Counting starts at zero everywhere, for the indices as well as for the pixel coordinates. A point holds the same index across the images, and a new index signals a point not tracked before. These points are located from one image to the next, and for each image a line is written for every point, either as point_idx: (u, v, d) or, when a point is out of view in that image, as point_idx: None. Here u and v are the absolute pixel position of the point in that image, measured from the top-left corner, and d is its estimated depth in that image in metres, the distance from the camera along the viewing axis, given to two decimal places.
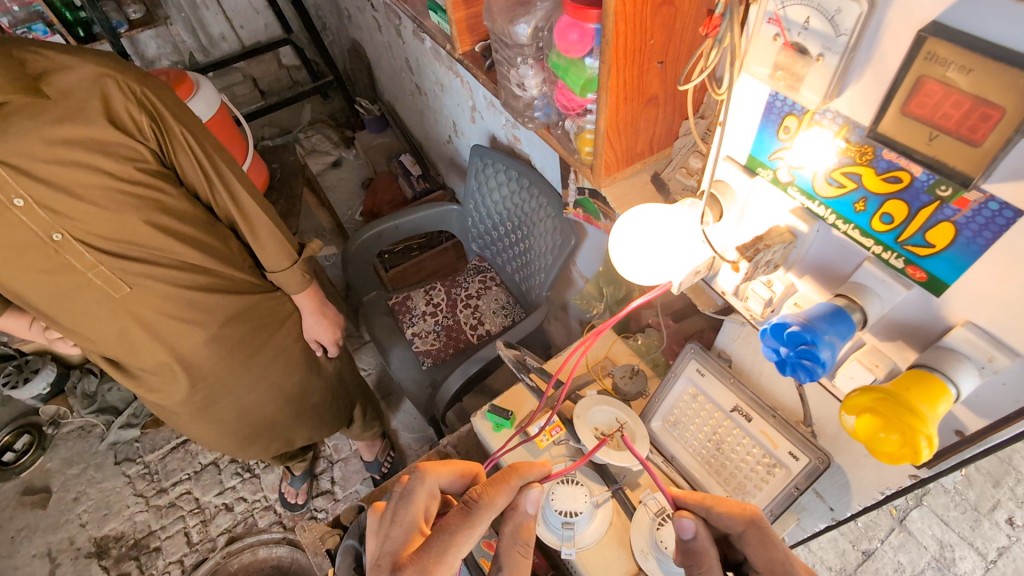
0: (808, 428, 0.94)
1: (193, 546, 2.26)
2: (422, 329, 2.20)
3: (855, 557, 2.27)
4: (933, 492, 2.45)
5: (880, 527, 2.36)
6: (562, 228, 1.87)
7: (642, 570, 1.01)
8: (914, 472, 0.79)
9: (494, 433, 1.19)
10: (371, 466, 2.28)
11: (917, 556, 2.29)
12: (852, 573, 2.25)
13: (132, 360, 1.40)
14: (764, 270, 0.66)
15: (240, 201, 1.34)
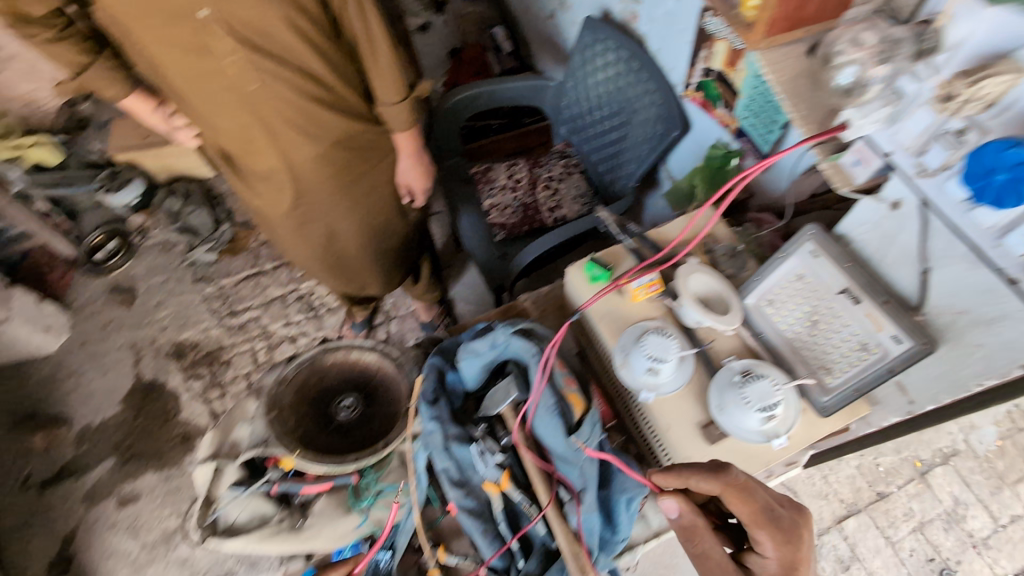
0: (918, 315, 0.96)
1: (259, 364, 2.47)
2: (500, 202, 2.23)
3: (868, 495, 2.44)
4: (962, 454, 2.51)
5: (900, 475, 2.47)
6: (666, 117, 1.82)
7: (712, 422, 1.08)
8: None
9: (588, 283, 1.23)
10: (429, 325, 2.41)
11: (930, 506, 2.42)
12: (861, 508, 2.42)
13: (250, 160, 1.49)
14: (975, 106, 0.70)
15: (368, 19, 1.30)
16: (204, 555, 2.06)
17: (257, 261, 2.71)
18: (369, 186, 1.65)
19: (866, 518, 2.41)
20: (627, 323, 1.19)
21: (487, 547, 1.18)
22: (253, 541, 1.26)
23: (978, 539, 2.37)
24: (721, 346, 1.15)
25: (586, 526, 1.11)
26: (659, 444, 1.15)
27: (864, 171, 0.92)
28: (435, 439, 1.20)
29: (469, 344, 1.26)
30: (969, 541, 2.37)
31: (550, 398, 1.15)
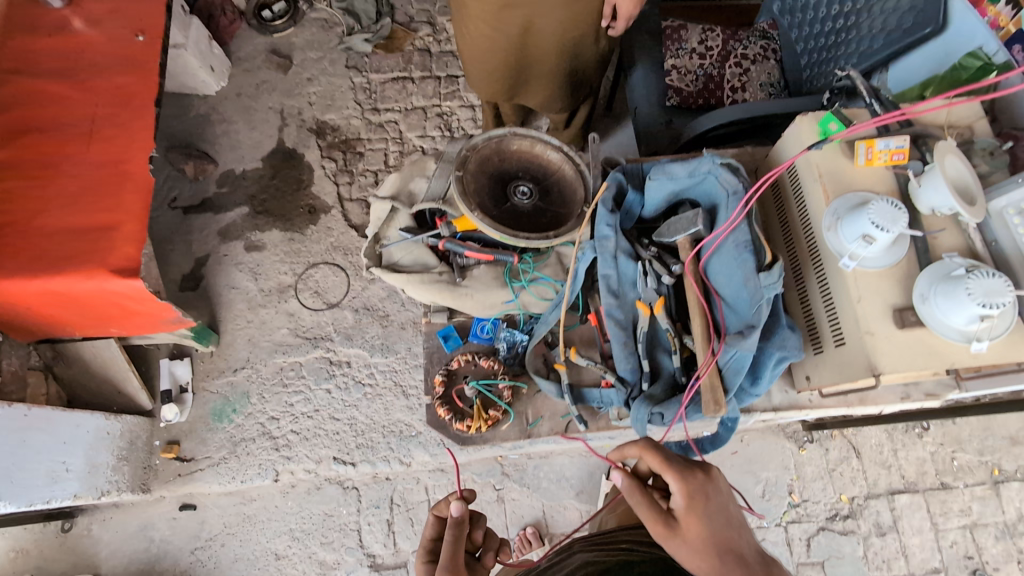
0: None
1: (389, 165, 2.51)
2: (683, 66, 2.03)
3: (931, 481, 2.38)
4: None
5: (973, 475, 2.38)
6: (923, 10, 1.62)
7: (910, 309, 1.04)
8: None
9: (818, 137, 1.16)
10: None
11: (991, 512, 2.35)
12: (919, 489, 2.37)
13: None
14: None
15: None
16: (310, 313, 2.24)
17: (408, 67, 2.67)
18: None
19: (921, 499, 2.36)
20: (850, 188, 1.12)
21: (623, 359, 1.21)
22: (413, 280, 1.25)
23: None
24: (944, 241, 1.08)
25: (734, 366, 1.11)
26: (834, 317, 1.13)
27: None
28: (608, 246, 1.20)
29: (666, 166, 1.23)
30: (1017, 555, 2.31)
31: (745, 235, 1.10)
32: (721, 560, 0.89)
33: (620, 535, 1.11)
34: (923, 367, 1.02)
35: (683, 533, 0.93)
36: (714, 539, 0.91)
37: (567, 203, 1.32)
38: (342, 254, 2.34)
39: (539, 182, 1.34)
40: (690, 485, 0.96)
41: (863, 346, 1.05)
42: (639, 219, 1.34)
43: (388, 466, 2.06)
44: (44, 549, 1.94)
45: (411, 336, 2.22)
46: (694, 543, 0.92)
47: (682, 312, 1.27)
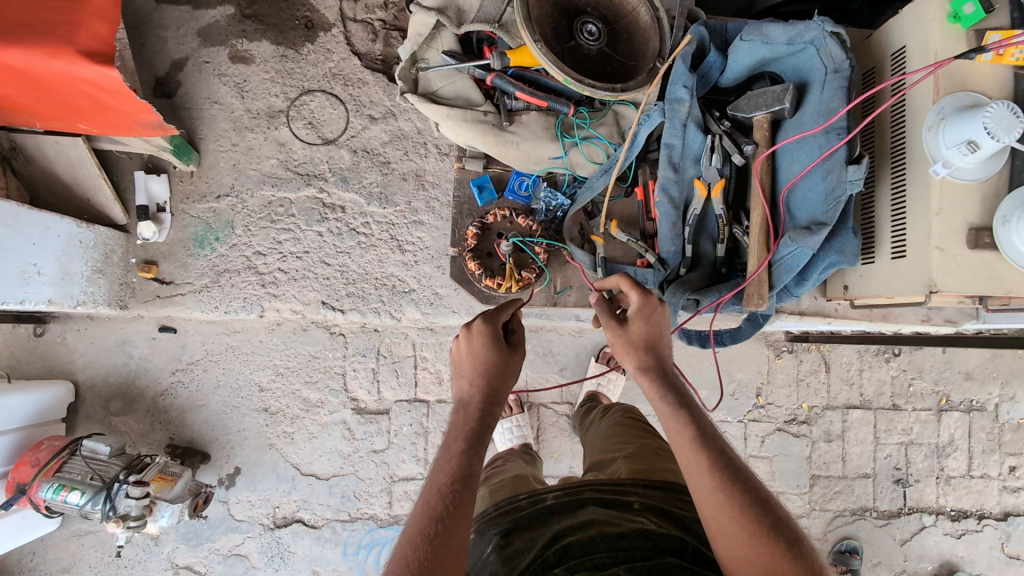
0: None
1: None
2: None
3: (884, 401, 2.36)
4: (1014, 430, 2.40)
5: (921, 401, 2.36)
6: None
7: (986, 231, 1.01)
8: None
9: (944, 22, 1.01)
10: None
11: (928, 434, 2.37)
12: (872, 406, 2.35)
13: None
14: None
15: None
16: (303, 147, 1.91)
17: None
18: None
19: (871, 415, 2.35)
20: (963, 88, 1.02)
21: (668, 239, 1.14)
22: (454, 116, 1.09)
23: (944, 474, 2.37)
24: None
25: (789, 264, 1.06)
26: (901, 227, 1.09)
27: None
28: (680, 112, 1.07)
29: (764, 26, 1.05)
30: (938, 471, 2.37)
31: (840, 120, 0.99)
32: (645, 354, 1.01)
33: (630, 490, 1.03)
34: (982, 289, 1.02)
35: (627, 329, 1.03)
36: (650, 339, 1.03)
37: (637, 55, 1.10)
38: (342, 83, 1.93)
39: (608, 26, 1.10)
40: (645, 296, 1.04)
41: (925, 263, 1.03)
42: (712, 87, 1.18)
43: (378, 318, 1.94)
44: (15, 350, 1.88)
45: (413, 190, 1.95)
46: (632, 338, 1.02)
47: (738, 199, 1.19)
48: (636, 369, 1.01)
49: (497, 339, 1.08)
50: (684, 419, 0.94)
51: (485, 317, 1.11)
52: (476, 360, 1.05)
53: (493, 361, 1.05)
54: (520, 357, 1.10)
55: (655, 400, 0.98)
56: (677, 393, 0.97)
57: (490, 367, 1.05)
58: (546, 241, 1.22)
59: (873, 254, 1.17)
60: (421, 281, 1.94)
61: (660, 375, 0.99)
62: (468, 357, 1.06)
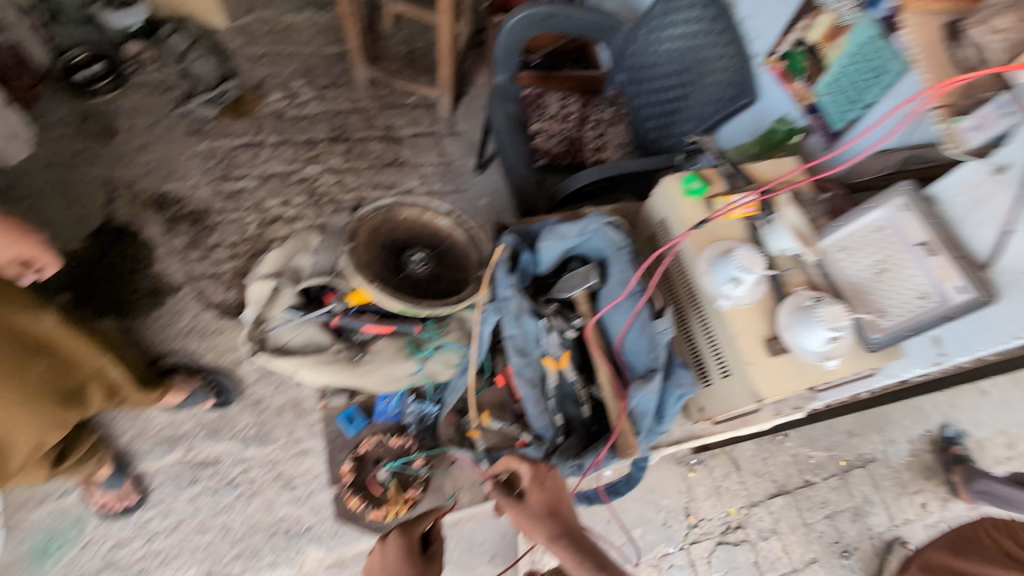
0: (982, 273, 1.14)
1: (248, 238, 2.06)
2: (547, 130, 2.16)
3: (796, 480, 2.47)
4: (920, 467, 2.53)
5: (825, 470, 2.49)
6: (738, 83, 1.86)
7: (777, 339, 1.23)
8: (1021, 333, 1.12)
9: (683, 196, 1.32)
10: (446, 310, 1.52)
11: (845, 499, 2.47)
12: (789, 490, 2.45)
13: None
14: None
15: None
16: (161, 411, 1.80)
17: (262, 131, 2.25)
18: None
19: (791, 499, 2.44)
20: (717, 236, 1.31)
21: (537, 416, 1.23)
22: (306, 364, 1.17)
23: (876, 533, 2.44)
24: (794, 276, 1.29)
25: (642, 410, 1.19)
26: (719, 350, 1.29)
27: (981, 134, 1.05)
28: (510, 307, 1.22)
29: (558, 227, 1.27)
30: (869, 533, 2.44)
31: (636, 285, 1.21)
32: (551, 521, 1.01)
33: None
34: (793, 388, 1.20)
35: (527, 503, 1.04)
36: (551, 506, 1.03)
37: (464, 265, 1.30)
38: (197, 337, 1.90)
39: (433, 251, 1.30)
40: (532, 467, 1.09)
41: (746, 375, 1.21)
42: (535, 276, 1.36)
43: (276, 572, 1.72)
44: None
45: (292, 420, 1.87)
46: (534, 510, 1.03)
47: (584, 363, 1.33)
48: (548, 540, 0.99)
49: (413, 549, 1.01)
50: None
51: (400, 528, 1.06)
52: None
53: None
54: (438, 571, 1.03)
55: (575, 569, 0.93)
56: (592, 554, 0.94)
57: None
58: (424, 455, 1.28)
59: (708, 376, 1.34)
60: (319, 514, 1.79)
61: (570, 538, 0.98)
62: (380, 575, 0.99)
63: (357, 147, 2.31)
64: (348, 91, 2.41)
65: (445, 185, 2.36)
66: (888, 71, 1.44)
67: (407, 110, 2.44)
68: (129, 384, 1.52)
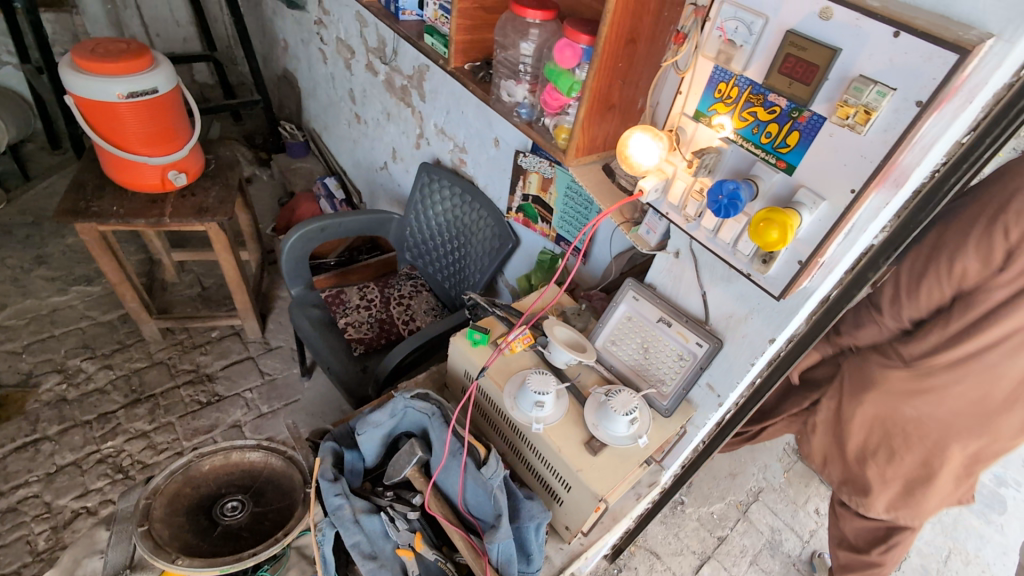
0: (707, 326, 1.40)
1: (38, 555, 1.74)
2: (355, 320, 2.26)
3: (712, 541, 2.51)
4: (793, 480, 2.78)
5: (729, 518, 2.59)
6: (500, 234, 2.16)
7: (593, 438, 1.37)
8: (751, 360, 1.35)
9: (472, 346, 1.49)
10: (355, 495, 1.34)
11: (757, 540, 2.54)
12: (710, 555, 2.46)
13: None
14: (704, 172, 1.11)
15: None
16: None
17: (38, 425, 2.01)
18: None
19: (716, 562, 2.44)
20: (513, 368, 1.47)
21: None
22: None
23: (795, 558, 2.50)
24: None
25: (505, 558, 1.20)
26: (554, 469, 1.38)
27: (654, 235, 1.38)
28: (345, 513, 1.20)
29: (369, 416, 1.32)
30: (791, 561, 2.49)
31: (454, 442, 1.28)
32: None
33: None
34: (623, 477, 1.31)
35: None
36: None
37: (285, 494, 1.37)
38: None
39: (249, 488, 1.38)
40: None
41: (581, 482, 1.31)
42: (366, 470, 1.37)
43: None
44: None
45: None
46: None
47: (442, 535, 1.32)
48: None
49: None
50: None
51: None
52: None
53: None
54: None
55: None
56: None
57: None
58: None
59: (559, 496, 1.40)
60: None
61: None
62: None
63: (162, 402, 2.17)
64: (139, 349, 2.31)
65: (273, 403, 2.26)
66: (591, 203, 1.78)
67: (211, 346, 2.40)
68: None
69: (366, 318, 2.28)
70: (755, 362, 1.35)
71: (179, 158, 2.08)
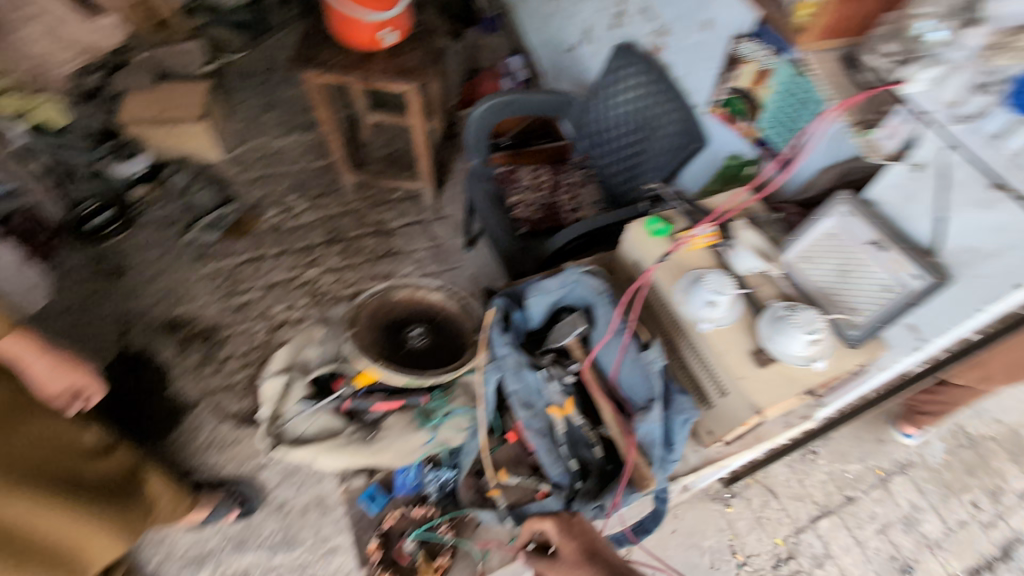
0: (932, 257, 1.19)
1: (257, 345, 2.16)
2: (525, 199, 2.40)
3: (838, 498, 2.30)
4: (964, 462, 2.38)
5: (864, 482, 2.32)
6: (687, 131, 2.04)
7: (762, 350, 1.29)
8: (979, 307, 1.17)
9: (650, 235, 1.44)
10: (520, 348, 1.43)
11: (891, 511, 2.28)
12: (833, 509, 2.28)
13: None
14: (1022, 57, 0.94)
15: None
16: (190, 529, 1.80)
17: (261, 245, 2.41)
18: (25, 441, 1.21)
19: (838, 518, 2.26)
20: (688, 267, 1.40)
21: (552, 465, 1.28)
22: (322, 451, 1.31)
23: (932, 540, 2.23)
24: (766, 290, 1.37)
25: (650, 439, 1.24)
26: (711, 372, 1.35)
27: (893, 141, 1.19)
28: (508, 362, 1.30)
29: (540, 282, 1.38)
30: (925, 542, 2.23)
31: (619, 322, 1.31)
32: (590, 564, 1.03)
33: None
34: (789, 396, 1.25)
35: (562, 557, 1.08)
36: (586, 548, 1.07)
37: (461, 334, 1.45)
38: (217, 450, 1.94)
39: (431, 323, 1.44)
40: (555, 520, 1.13)
41: (741, 390, 1.27)
42: (529, 332, 1.44)
43: None
44: None
45: (318, 518, 1.85)
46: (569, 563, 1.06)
47: (589, 406, 1.38)
48: None
49: None
50: None
51: None
52: None
53: None
54: None
55: None
56: None
57: None
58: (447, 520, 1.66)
59: (709, 399, 1.38)
60: None
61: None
62: None
63: (351, 245, 2.46)
64: (337, 196, 2.60)
65: (439, 266, 2.46)
66: (813, 100, 1.56)
67: (392, 205, 2.62)
68: (168, 498, 1.45)
69: (536, 200, 2.41)
70: (984, 310, 1.16)
71: (393, 17, 2.11)
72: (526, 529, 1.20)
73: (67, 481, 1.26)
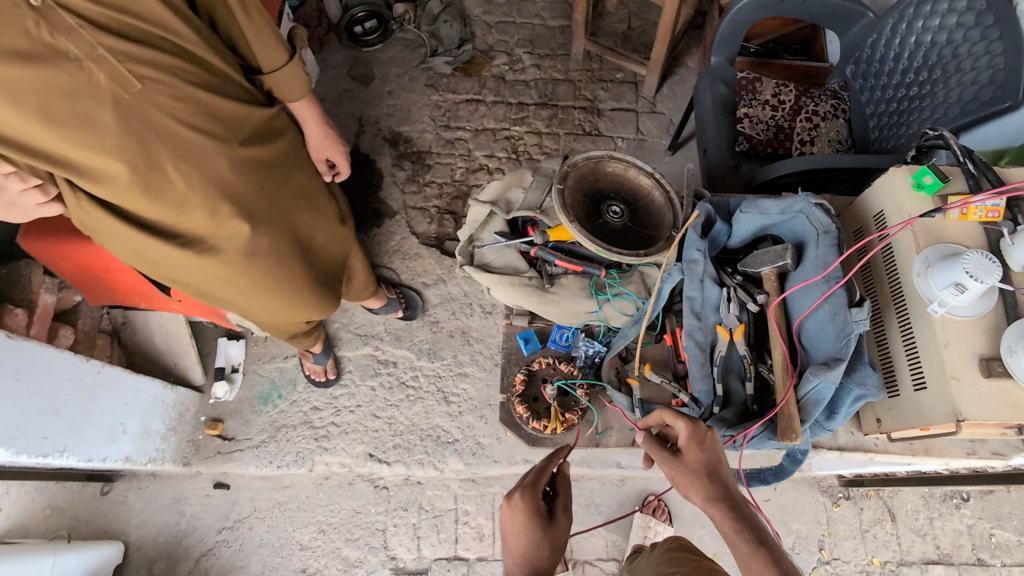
0: None
1: (455, 181, 2.33)
2: (755, 115, 2.04)
3: (967, 554, 1.96)
4: None
5: (1010, 553, 1.96)
6: (1001, 82, 1.63)
7: (996, 360, 1.10)
8: None
9: (912, 191, 1.22)
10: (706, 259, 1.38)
11: None
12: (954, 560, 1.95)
13: (184, 260, 1.23)
14: None
15: (193, 97, 1.10)
16: (365, 312, 2.15)
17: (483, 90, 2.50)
18: (299, 188, 1.36)
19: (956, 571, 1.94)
20: (942, 240, 1.19)
21: (699, 380, 1.26)
22: (503, 282, 1.43)
23: None
24: None
25: (815, 399, 1.14)
26: (914, 360, 1.20)
27: None
28: (697, 270, 1.26)
29: (760, 201, 1.27)
30: None
31: (836, 270, 1.16)
32: (710, 484, 1.05)
33: None
34: (1004, 418, 1.08)
35: (683, 461, 1.09)
36: (709, 467, 1.07)
37: (655, 226, 1.40)
38: (400, 258, 2.22)
39: (631, 207, 1.42)
40: (691, 424, 1.10)
41: (946, 391, 1.11)
42: (722, 248, 1.38)
43: (422, 469, 1.95)
44: (79, 509, 1.90)
45: (460, 344, 2.11)
46: (690, 470, 1.07)
47: (760, 341, 1.32)
48: (706, 501, 1.04)
49: (538, 514, 1.13)
50: (763, 559, 0.95)
51: (524, 488, 1.17)
52: (520, 541, 1.12)
53: (534, 529, 1.11)
54: (564, 528, 1.16)
55: (732, 537, 0.99)
56: (753, 530, 0.98)
57: (537, 533, 1.11)
58: (586, 384, 1.58)
59: (896, 387, 1.25)
60: (465, 431, 1.99)
61: (729, 505, 1.02)
62: (513, 534, 1.13)
63: (562, 115, 2.45)
64: (565, 62, 2.55)
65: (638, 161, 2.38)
66: None
67: (613, 86, 2.51)
68: (361, 275, 1.68)
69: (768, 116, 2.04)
70: None
71: None
72: (651, 415, 1.21)
73: (313, 235, 1.43)
